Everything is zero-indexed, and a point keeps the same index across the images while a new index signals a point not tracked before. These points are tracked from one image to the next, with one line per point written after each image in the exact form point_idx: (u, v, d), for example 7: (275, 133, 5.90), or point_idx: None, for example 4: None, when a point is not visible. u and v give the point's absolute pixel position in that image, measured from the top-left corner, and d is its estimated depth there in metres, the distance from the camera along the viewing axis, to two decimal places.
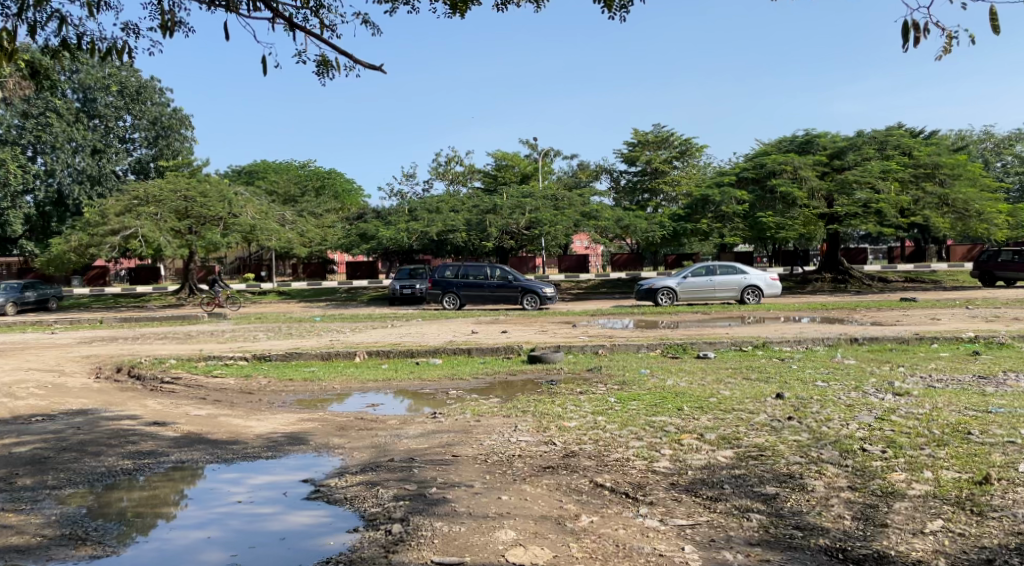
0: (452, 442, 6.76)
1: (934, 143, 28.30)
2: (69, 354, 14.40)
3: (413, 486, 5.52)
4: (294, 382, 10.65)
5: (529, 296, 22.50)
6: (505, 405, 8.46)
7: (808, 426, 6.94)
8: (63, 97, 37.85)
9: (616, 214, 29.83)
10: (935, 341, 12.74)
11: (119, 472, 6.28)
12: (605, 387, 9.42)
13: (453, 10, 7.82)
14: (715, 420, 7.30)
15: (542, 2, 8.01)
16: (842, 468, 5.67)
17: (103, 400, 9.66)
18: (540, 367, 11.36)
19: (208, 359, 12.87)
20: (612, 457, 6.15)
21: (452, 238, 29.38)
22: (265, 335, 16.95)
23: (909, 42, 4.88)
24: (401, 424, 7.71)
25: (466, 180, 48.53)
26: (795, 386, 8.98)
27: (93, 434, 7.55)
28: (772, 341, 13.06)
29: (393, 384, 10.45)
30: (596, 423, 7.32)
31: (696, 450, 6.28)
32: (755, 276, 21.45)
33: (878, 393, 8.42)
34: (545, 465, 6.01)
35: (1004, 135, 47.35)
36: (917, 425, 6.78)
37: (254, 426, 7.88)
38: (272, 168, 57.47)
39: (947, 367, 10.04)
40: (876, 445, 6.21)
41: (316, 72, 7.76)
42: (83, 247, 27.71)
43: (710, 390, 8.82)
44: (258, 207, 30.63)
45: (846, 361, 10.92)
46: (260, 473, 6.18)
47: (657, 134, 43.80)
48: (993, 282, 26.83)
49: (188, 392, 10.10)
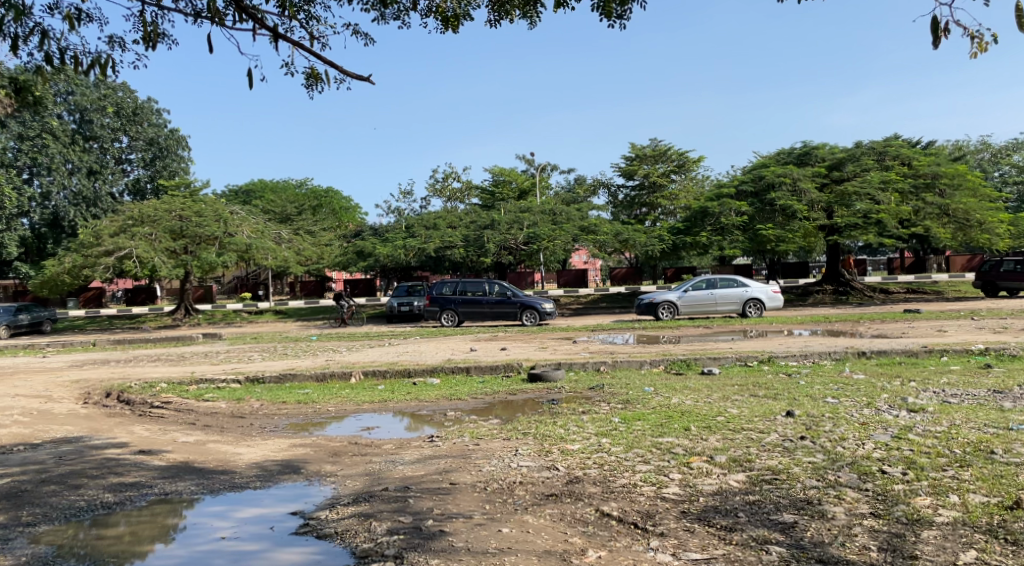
0: (449, 469, 6.43)
1: (933, 153, 28.13)
2: (58, 379, 14.05)
3: (409, 518, 5.21)
4: (286, 406, 10.31)
5: (529, 312, 22.15)
6: (504, 427, 8.13)
7: (822, 446, 6.64)
8: (58, 119, 37.69)
9: (615, 228, 29.56)
10: (945, 354, 12.44)
11: (98, 506, 5.96)
12: (609, 406, 9.10)
13: (444, 25, 7.55)
14: (725, 441, 6.98)
15: (536, 18, 7.76)
16: (863, 493, 5.37)
17: (89, 427, 9.32)
18: (541, 386, 11.01)
19: (199, 383, 12.52)
20: (618, 483, 5.84)
21: (450, 254, 29.17)
22: (259, 356, 16.60)
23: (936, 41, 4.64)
24: (397, 449, 7.38)
25: (464, 196, 48.35)
26: (805, 403, 8.66)
27: (76, 465, 7.22)
28: (778, 356, 12.74)
29: (390, 406, 10.11)
30: (600, 446, 7.00)
31: (706, 474, 5.98)
32: (757, 289, 21.16)
33: (892, 409, 8.11)
34: (548, 493, 5.69)
35: (1001, 145, 47.36)
36: (937, 444, 6.48)
37: (243, 454, 7.56)
38: (270, 187, 57.35)
39: (959, 382, 9.71)
40: (895, 466, 5.91)
41: (305, 85, 7.50)
42: (77, 269, 27.44)
43: (718, 409, 8.49)
44: (253, 226, 30.30)
45: (855, 376, 10.59)
46: (249, 506, 5.86)
47: (655, 148, 43.60)
48: (997, 292, 26.53)
49: (178, 417, 9.76)
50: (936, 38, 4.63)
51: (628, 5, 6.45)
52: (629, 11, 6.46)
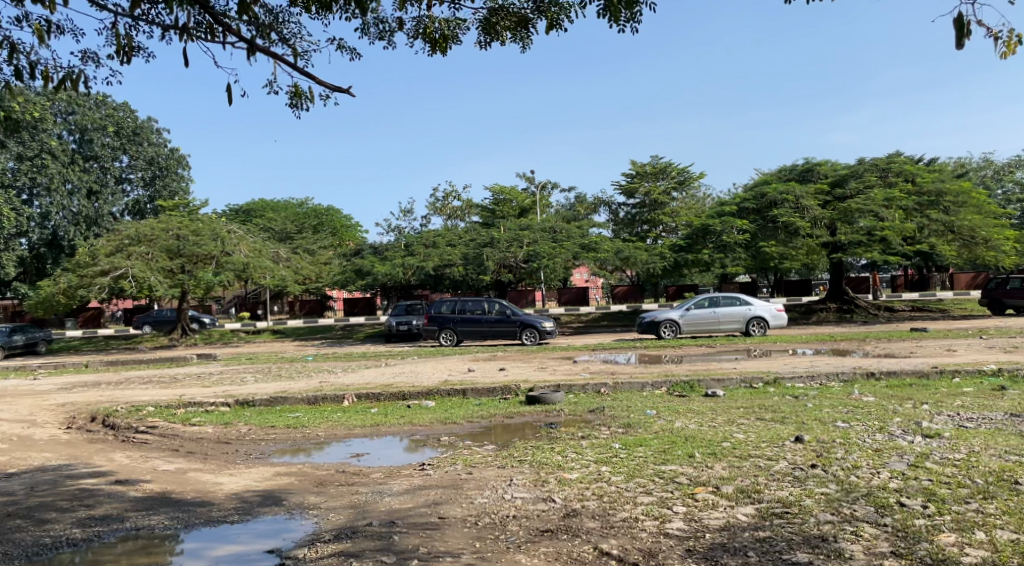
0: (439, 501, 6.05)
1: (936, 170, 27.79)
2: (44, 403, 13.63)
3: (392, 558, 4.85)
4: (275, 430, 9.94)
5: (529, 331, 21.80)
6: (499, 454, 7.75)
7: (834, 475, 6.27)
8: (58, 139, 37.49)
9: (616, 246, 29.17)
10: (958, 375, 12.02)
11: (65, 543, 5.60)
12: (609, 431, 8.71)
13: (432, 47, 7.30)
14: (731, 469, 6.60)
15: (529, 45, 7.57)
16: (882, 529, 5.01)
17: (69, 454, 8.96)
18: (539, 409, 10.63)
19: (188, 406, 12.15)
20: (618, 517, 5.47)
21: (450, 272, 28.86)
22: (252, 378, 16.21)
23: (962, 36, 4.37)
24: (386, 478, 7.01)
25: (464, 215, 48.12)
26: (814, 428, 8.27)
27: (48, 497, 6.84)
28: (784, 377, 12.34)
29: (382, 431, 9.73)
30: (600, 475, 6.62)
31: (712, 507, 5.61)
32: (760, 307, 20.78)
33: (905, 435, 7.72)
34: (542, 528, 5.33)
35: (1003, 162, 47.19)
36: (956, 473, 6.12)
37: (223, 484, 7.17)
38: (270, 207, 57.20)
39: (974, 405, 9.33)
40: (914, 498, 5.54)
41: (289, 104, 7.32)
42: (72, 289, 27.12)
43: (723, 434, 8.10)
44: (251, 245, 29.92)
45: (865, 399, 10.21)
46: (226, 542, 5.49)
47: (655, 165, 43.48)
48: (1003, 310, 26.15)
49: (161, 443, 9.39)
50: (963, 35, 4.37)
51: (636, 10, 6.19)
52: (638, 14, 6.19)
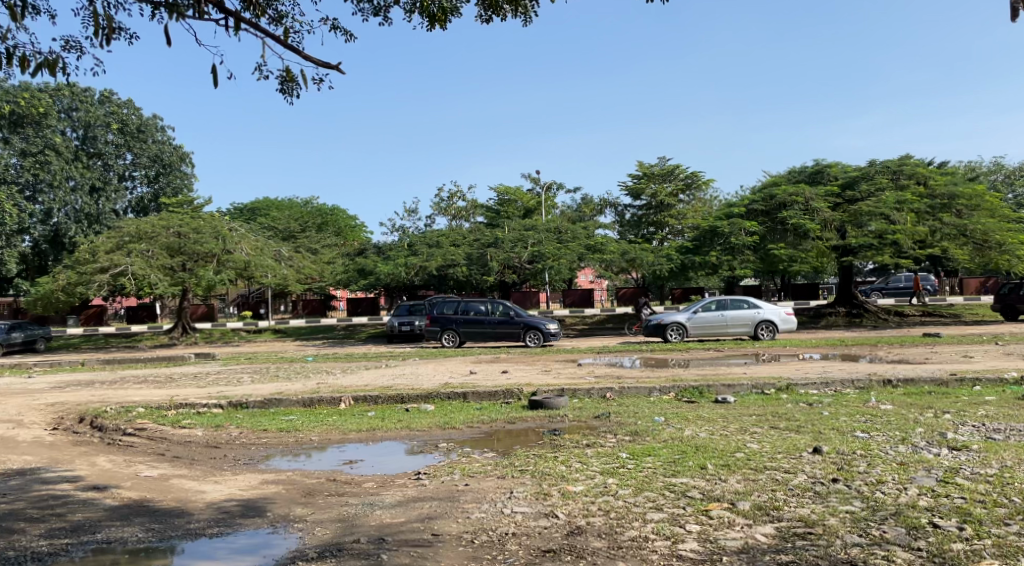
0: (433, 515, 5.64)
1: (949, 173, 27.26)
2: (34, 403, 13.22)
3: None
4: (268, 434, 9.55)
5: (532, 332, 21.39)
6: (499, 463, 7.31)
7: (858, 490, 5.85)
8: (61, 136, 37.16)
9: (622, 247, 28.81)
10: (978, 384, 11.51)
11: (29, 557, 5.19)
12: (615, 438, 8.28)
13: (430, 22, 6.95)
14: (747, 483, 6.16)
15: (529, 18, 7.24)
16: (916, 554, 4.60)
17: (50, 457, 8.56)
18: (542, 414, 10.18)
19: (180, 408, 11.74)
20: (626, 537, 5.05)
21: (452, 272, 28.30)
22: (248, 378, 15.80)
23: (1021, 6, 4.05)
24: (378, 489, 6.60)
25: (469, 215, 47.77)
26: (832, 438, 7.83)
27: (20, 504, 6.43)
28: (797, 383, 11.88)
29: (379, 435, 9.31)
30: (606, 488, 6.20)
31: (729, 525, 5.17)
32: (769, 310, 20.26)
33: (930, 447, 7.28)
34: (544, 548, 4.90)
35: (1015, 167, 46.61)
36: (989, 490, 5.71)
37: (204, 492, 6.74)
38: (276, 206, 57.03)
39: (999, 415, 8.86)
40: (949, 518, 5.10)
41: (280, 89, 7.14)
42: (71, 286, 26.75)
43: (737, 444, 7.66)
44: (252, 243, 29.50)
45: (883, 407, 9.72)
46: (201, 559, 5.07)
47: (662, 167, 43.04)
48: (1016, 316, 25.59)
49: (148, 447, 8.97)
50: None
51: None
52: None
